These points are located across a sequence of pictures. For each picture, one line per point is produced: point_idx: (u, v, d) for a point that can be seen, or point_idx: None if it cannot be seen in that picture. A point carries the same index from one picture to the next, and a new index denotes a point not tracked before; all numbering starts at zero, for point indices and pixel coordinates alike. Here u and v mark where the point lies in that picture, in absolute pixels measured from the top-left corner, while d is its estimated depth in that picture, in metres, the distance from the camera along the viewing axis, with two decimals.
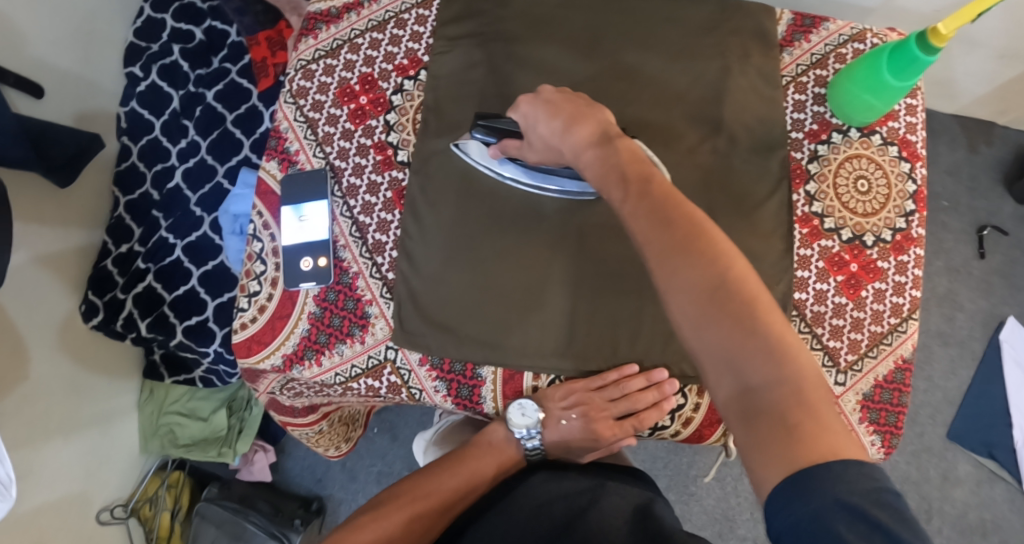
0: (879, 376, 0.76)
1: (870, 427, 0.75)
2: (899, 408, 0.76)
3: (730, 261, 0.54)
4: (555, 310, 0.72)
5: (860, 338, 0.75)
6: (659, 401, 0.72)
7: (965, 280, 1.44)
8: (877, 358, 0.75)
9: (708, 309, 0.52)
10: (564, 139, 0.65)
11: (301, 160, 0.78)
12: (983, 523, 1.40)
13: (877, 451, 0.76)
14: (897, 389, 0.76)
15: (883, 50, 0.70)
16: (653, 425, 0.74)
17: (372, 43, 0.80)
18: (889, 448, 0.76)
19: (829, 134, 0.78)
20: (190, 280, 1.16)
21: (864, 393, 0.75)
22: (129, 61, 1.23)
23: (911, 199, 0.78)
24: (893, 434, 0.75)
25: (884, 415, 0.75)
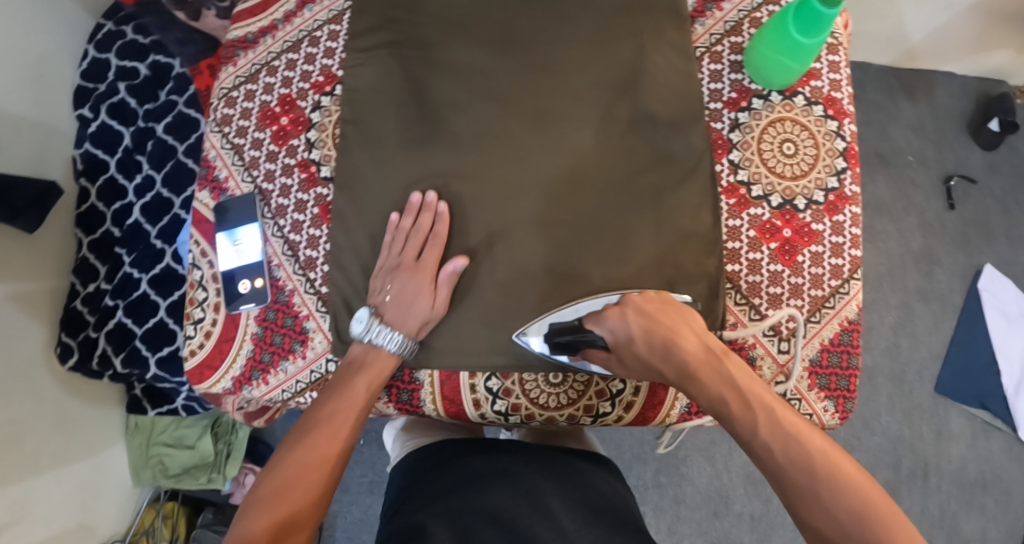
0: (825, 340, 0.76)
1: (822, 393, 0.76)
2: (848, 371, 0.76)
3: (833, 466, 0.58)
4: (492, 304, 0.72)
5: (801, 304, 0.76)
6: (594, 380, 0.73)
7: (939, 233, 1.43)
8: (820, 323, 0.76)
9: (847, 531, 0.55)
10: (665, 356, 0.65)
11: (231, 186, 0.78)
12: (982, 475, 1.39)
13: (832, 417, 0.76)
14: (845, 352, 0.76)
15: (789, 10, 0.71)
16: (596, 412, 0.73)
17: (288, 64, 0.80)
18: (844, 412, 0.76)
19: (750, 100, 0.80)
20: (158, 312, 1.18)
21: (812, 359, 0.76)
22: (78, 103, 1.24)
23: (842, 156, 0.79)
24: (846, 397, 0.76)
25: (834, 379, 0.76)
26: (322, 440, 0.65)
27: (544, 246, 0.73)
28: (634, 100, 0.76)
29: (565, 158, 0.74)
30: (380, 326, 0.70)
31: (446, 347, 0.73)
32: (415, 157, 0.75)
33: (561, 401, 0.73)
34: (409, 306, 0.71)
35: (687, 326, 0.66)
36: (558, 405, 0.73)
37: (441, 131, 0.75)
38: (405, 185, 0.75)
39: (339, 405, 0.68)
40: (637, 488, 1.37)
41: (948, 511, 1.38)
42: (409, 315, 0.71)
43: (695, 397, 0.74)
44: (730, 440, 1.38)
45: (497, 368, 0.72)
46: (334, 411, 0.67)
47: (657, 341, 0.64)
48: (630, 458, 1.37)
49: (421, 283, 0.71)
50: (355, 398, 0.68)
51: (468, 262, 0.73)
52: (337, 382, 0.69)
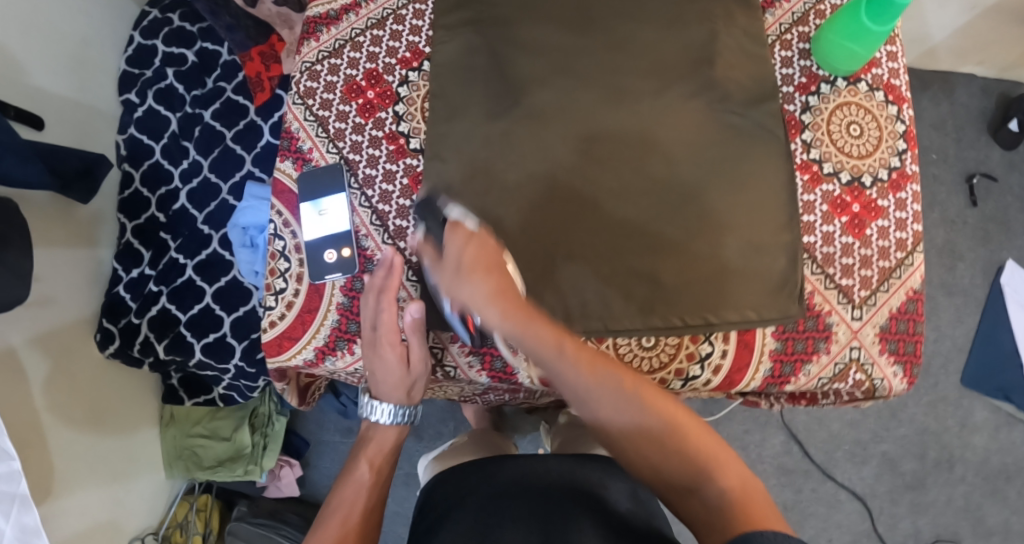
0: (893, 308, 0.78)
1: (891, 358, 0.77)
2: (915, 337, 0.78)
3: (661, 411, 0.64)
4: (576, 272, 0.74)
5: (871, 274, 0.78)
6: (682, 343, 0.76)
7: (962, 229, 1.47)
8: (889, 292, 0.78)
9: (664, 443, 0.64)
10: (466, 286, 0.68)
11: (315, 157, 0.80)
12: (1005, 466, 1.43)
13: (900, 382, 0.78)
14: (912, 320, 0.79)
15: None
16: (685, 375, 0.76)
17: (373, 40, 0.82)
18: (911, 376, 0.78)
19: (818, 85, 0.82)
20: (203, 299, 1.17)
21: (881, 326, 0.78)
22: (124, 89, 1.25)
23: (902, 139, 0.82)
24: (913, 362, 0.78)
25: (902, 345, 0.78)
26: (338, 517, 0.70)
27: (628, 218, 0.75)
28: (711, 80, 0.78)
29: (648, 135, 0.76)
30: (371, 400, 0.78)
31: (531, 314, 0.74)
32: (502, 132, 0.76)
33: (652, 366, 0.76)
34: (385, 374, 0.75)
35: (492, 262, 0.69)
36: (649, 369, 0.76)
37: (527, 108, 0.77)
38: (492, 161, 0.76)
39: (349, 490, 0.74)
40: None
41: (973, 501, 1.42)
42: (391, 381, 0.76)
43: (778, 361, 0.76)
44: (763, 430, 1.42)
45: (589, 332, 0.74)
46: (344, 495, 0.73)
47: (476, 271, 0.68)
48: None
49: (387, 354, 0.73)
50: (360, 479, 0.75)
51: (556, 235, 0.75)
52: (344, 474, 0.76)
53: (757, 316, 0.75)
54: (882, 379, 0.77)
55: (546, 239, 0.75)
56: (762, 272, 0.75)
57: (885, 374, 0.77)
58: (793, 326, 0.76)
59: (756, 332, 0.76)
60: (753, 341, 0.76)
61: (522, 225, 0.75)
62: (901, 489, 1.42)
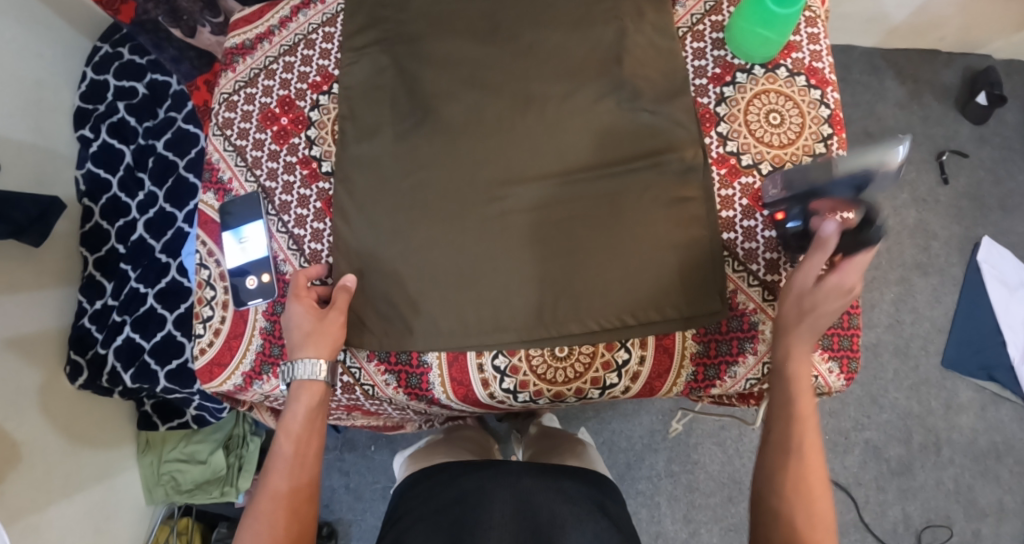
0: None
1: (825, 354, 0.77)
2: (850, 330, 0.78)
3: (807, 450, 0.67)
4: (492, 285, 0.74)
5: None
6: (597, 350, 0.75)
7: (934, 207, 1.44)
8: None
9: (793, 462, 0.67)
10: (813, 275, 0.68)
11: (235, 187, 0.80)
12: (994, 446, 1.40)
13: (837, 378, 0.77)
14: (846, 313, 0.78)
15: None
16: (602, 384, 0.75)
17: (286, 67, 0.83)
18: (849, 372, 0.77)
19: (733, 75, 0.82)
20: (166, 326, 1.19)
21: None
22: (79, 124, 1.26)
23: (827, 123, 0.80)
24: (850, 357, 0.77)
25: (837, 340, 0.78)
26: (268, 507, 0.65)
27: (538, 225, 0.75)
28: (621, 78, 0.77)
29: (555, 141, 0.76)
30: (290, 364, 0.71)
31: (445, 327, 0.74)
32: (412, 147, 0.77)
33: (569, 375, 0.75)
34: (297, 334, 0.72)
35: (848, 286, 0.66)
36: (568, 377, 0.75)
37: (433, 120, 0.77)
38: (405, 174, 0.77)
39: (274, 471, 0.67)
40: (649, 478, 1.40)
41: (964, 483, 1.39)
42: (307, 340, 0.71)
43: (699, 365, 0.76)
44: (739, 425, 1.41)
45: (507, 344, 0.74)
46: (271, 473, 0.67)
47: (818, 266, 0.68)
48: (641, 449, 1.40)
49: (295, 303, 0.73)
50: (281, 453, 0.68)
51: (470, 247, 0.75)
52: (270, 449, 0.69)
53: (673, 315, 0.74)
54: (818, 376, 0.77)
55: (461, 253, 0.75)
56: (676, 270, 0.74)
57: (820, 371, 0.77)
58: (714, 328, 0.76)
59: (675, 336, 0.75)
60: (672, 346, 0.75)
61: (437, 238, 0.75)
62: (887, 476, 1.39)
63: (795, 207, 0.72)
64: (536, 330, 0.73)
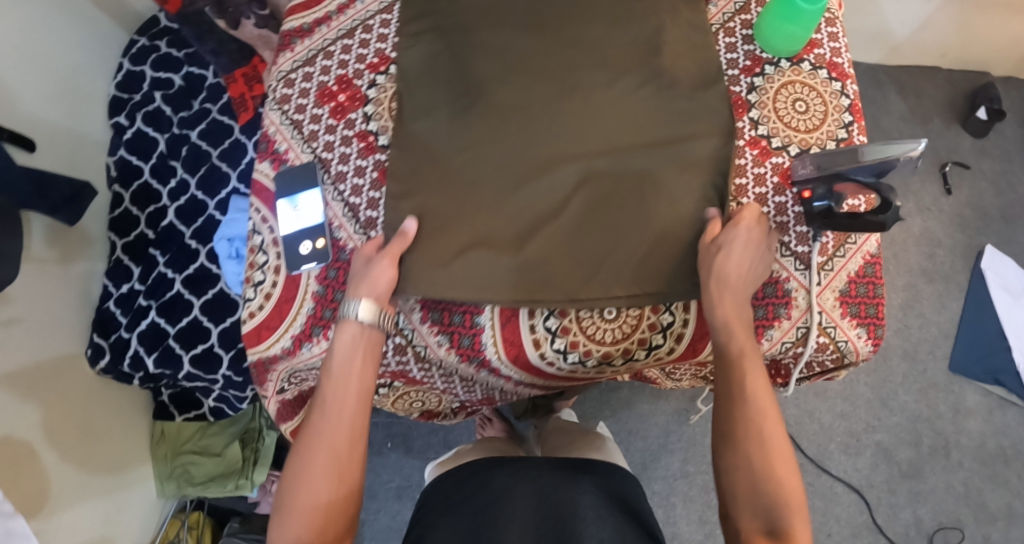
0: (851, 272, 0.79)
1: (853, 321, 0.79)
2: (875, 299, 0.80)
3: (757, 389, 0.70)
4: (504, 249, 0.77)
5: (826, 241, 0.80)
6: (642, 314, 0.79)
7: (938, 216, 1.49)
8: (845, 256, 0.80)
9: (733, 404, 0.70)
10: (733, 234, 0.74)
11: (291, 157, 0.83)
12: (1002, 450, 1.42)
13: (865, 344, 0.79)
14: (871, 283, 0.80)
15: None
16: (648, 344, 0.79)
17: (343, 49, 0.87)
18: (876, 338, 0.79)
19: (762, 67, 0.86)
20: (192, 311, 1.19)
21: (841, 289, 0.79)
22: (114, 112, 1.29)
23: (848, 112, 0.85)
24: (875, 324, 0.79)
25: (863, 308, 0.79)
26: (326, 449, 0.68)
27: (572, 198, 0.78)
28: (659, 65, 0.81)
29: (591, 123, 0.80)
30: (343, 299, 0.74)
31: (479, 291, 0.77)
32: (460, 127, 0.80)
33: (616, 336, 0.79)
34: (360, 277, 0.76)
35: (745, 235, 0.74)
36: (614, 339, 0.79)
37: (482, 103, 0.80)
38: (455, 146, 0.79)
39: (336, 413, 0.71)
40: (665, 478, 1.39)
41: (973, 487, 1.41)
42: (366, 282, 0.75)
43: None
44: None
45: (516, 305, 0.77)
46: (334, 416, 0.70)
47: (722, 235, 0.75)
48: (656, 449, 1.40)
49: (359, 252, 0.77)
50: (348, 397, 0.72)
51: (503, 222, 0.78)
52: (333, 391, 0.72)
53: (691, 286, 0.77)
54: (846, 342, 0.78)
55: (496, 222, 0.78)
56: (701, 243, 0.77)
57: (849, 337, 0.79)
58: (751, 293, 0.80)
59: None
60: None
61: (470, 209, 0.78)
62: (899, 478, 1.41)
63: (823, 189, 0.76)
64: (532, 294, 0.77)
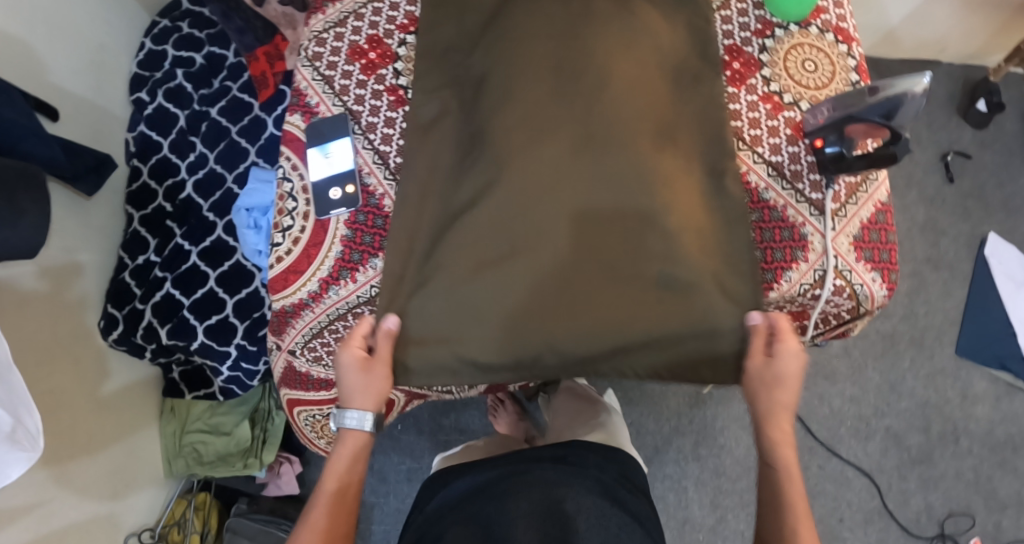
0: (862, 219, 0.83)
1: (868, 265, 0.82)
2: (887, 246, 0.83)
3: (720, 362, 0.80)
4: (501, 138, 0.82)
5: (840, 189, 0.83)
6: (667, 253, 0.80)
7: (942, 206, 1.52)
8: (858, 205, 0.83)
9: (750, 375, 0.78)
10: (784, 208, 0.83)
11: (322, 110, 0.87)
12: (1011, 436, 1.43)
13: (880, 288, 0.82)
14: (883, 231, 0.83)
15: None
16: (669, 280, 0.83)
17: (374, 10, 0.89)
18: (890, 282, 0.82)
19: (773, 30, 0.88)
20: (208, 282, 1.20)
21: (854, 236, 0.82)
22: (135, 89, 1.32)
23: (854, 71, 0.87)
24: (889, 268, 0.82)
25: (876, 253, 0.82)
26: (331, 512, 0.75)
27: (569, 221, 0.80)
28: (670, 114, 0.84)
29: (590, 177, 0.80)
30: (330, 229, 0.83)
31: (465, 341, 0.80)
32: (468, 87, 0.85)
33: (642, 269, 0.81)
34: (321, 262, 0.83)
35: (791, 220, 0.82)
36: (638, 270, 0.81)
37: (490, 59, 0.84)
38: (456, 196, 0.83)
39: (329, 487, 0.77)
40: (677, 462, 1.39)
41: (983, 473, 1.41)
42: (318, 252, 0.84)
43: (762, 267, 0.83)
44: None
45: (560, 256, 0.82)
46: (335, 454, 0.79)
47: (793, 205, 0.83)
48: (668, 433, 1.40)
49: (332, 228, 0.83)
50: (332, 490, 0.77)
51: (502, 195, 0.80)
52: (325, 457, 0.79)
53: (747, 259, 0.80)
54: (862, 285, 0.81)
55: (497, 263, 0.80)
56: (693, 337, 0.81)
57: (865, 280, 0.82)
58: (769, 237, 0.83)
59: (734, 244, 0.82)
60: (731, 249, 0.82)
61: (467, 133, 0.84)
62: (909, 463, 1.41)
63: (833, 135, 0.79)
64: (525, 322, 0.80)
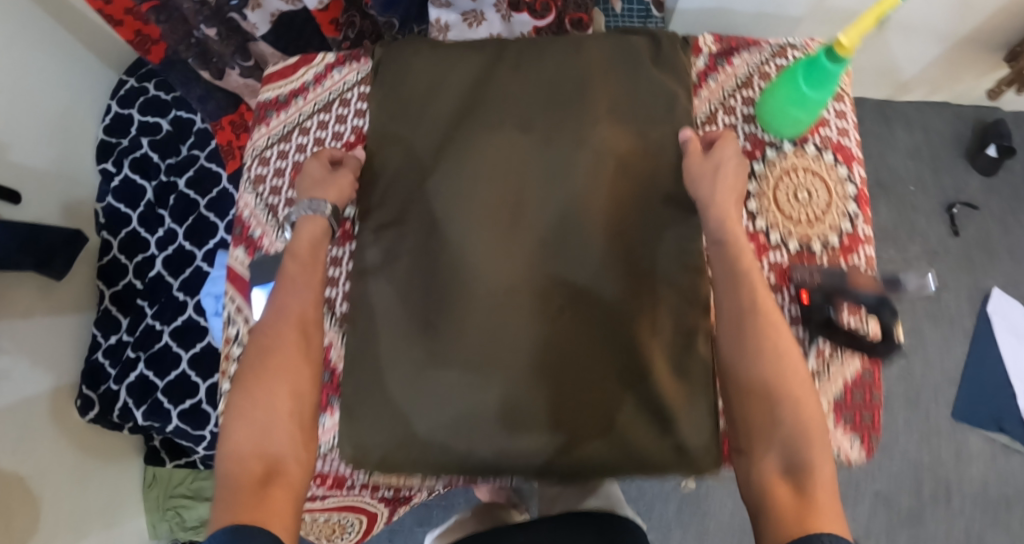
0: (846, 377, 0.77)
1: (846, 429, 0.76)
2: (873, 407, 0.77)
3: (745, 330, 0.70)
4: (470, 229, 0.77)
5: (823, 345, 0.78)
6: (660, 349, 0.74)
7: (945, 258, 1.46)
8: (842, 361, 0.77)
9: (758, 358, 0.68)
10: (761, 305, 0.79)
11: (265, 243, 0.83)
12: (1005, 496, 1.40)
13: (858, 454, 0.76)
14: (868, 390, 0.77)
15: (799, 66, 0.76)
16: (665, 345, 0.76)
17: (320, 124, 0.87)
18: (871, 449, 0.76)
19: (764, 150, 0.84)
20: (180, 364, 1.20)
21: (835, 396, 0.77)
22: (101, 158, 1.27)
23: (853, 200, 0.82)
24: (871, 434, 0.76)
25: (858, 416, 0.77)
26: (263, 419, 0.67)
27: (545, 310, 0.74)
28: (648, 255, 0.77)
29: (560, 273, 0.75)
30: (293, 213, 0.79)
31: (446, 427, 0.73)
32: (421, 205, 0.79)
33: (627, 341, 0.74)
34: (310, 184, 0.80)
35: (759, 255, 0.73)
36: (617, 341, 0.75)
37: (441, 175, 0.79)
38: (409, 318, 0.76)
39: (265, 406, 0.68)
40: (660, 527, 1.37)
41: (975, 536, 1.38)
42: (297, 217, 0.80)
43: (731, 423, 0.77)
44: None
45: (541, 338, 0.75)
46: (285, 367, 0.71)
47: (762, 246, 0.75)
48: (651, 498, 1.39)
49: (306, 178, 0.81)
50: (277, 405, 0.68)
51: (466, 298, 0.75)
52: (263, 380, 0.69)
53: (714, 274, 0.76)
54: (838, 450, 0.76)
55: (469, 363, 0.74)
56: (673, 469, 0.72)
57: (842, 446, 0.76)
58: None
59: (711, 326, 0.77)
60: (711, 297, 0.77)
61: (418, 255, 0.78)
62: (899, 525, 1.38)
63: (824, 295, 0.77)
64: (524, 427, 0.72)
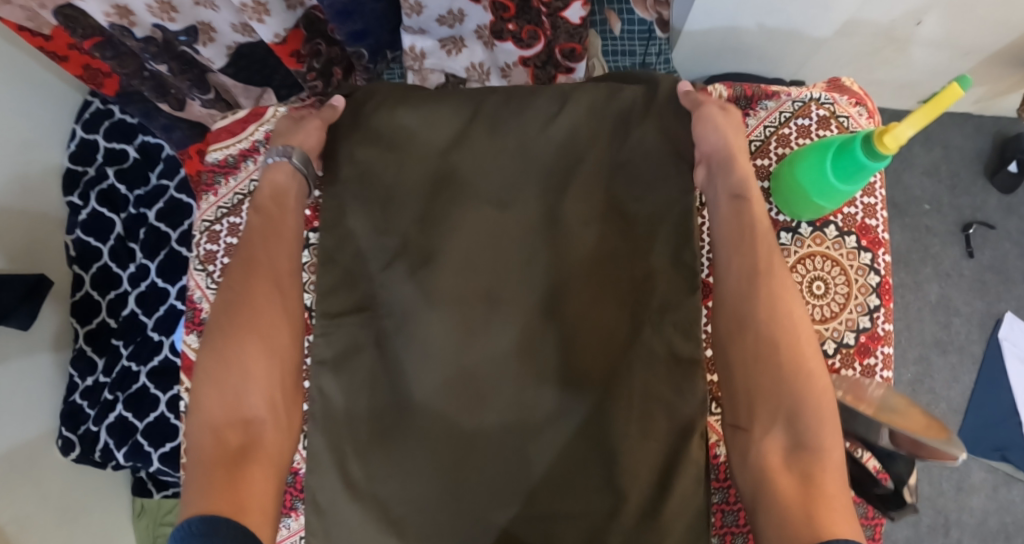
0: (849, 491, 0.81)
1: None
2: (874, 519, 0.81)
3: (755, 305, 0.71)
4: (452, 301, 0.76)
5: None
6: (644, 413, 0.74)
7: (958, 282, 1.39)
8: None
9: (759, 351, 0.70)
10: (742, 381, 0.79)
11: None
12: (1005, 527, 1.35)
13: None
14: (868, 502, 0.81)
15: (828, 150, 0.73)
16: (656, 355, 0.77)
17: None
18: None
19: (779, 233, 0.84)
20: (158, 407, 1.15)
21: None
22: (67, 190, 1.21)
23: (873, 292, 0.83)
24: None
25: None
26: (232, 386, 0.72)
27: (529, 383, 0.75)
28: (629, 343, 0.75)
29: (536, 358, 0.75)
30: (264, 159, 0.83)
31: (426, 510, 0.73)
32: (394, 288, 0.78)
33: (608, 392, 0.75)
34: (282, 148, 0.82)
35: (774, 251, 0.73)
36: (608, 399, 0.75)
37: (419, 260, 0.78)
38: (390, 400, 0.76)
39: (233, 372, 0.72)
40: None
41: None
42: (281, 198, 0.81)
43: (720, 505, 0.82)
44: None
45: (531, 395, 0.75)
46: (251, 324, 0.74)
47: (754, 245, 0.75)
48: None
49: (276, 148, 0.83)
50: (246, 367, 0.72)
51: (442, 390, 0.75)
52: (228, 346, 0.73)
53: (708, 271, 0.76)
54: None
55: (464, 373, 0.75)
56: (667, 494, 0.71)
57: None
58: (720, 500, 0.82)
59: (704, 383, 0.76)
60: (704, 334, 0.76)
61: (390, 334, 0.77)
62: None
63: None
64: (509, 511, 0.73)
